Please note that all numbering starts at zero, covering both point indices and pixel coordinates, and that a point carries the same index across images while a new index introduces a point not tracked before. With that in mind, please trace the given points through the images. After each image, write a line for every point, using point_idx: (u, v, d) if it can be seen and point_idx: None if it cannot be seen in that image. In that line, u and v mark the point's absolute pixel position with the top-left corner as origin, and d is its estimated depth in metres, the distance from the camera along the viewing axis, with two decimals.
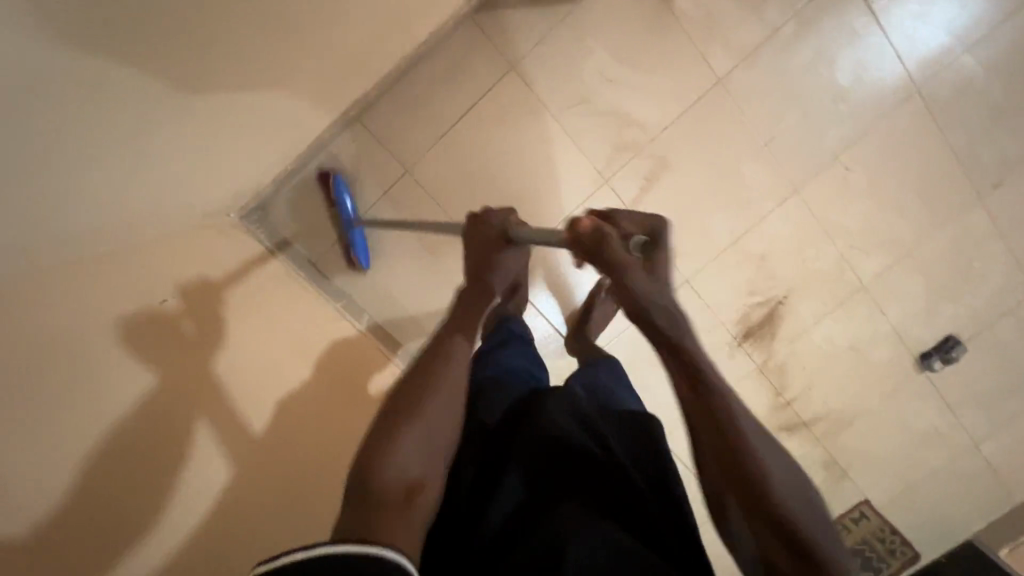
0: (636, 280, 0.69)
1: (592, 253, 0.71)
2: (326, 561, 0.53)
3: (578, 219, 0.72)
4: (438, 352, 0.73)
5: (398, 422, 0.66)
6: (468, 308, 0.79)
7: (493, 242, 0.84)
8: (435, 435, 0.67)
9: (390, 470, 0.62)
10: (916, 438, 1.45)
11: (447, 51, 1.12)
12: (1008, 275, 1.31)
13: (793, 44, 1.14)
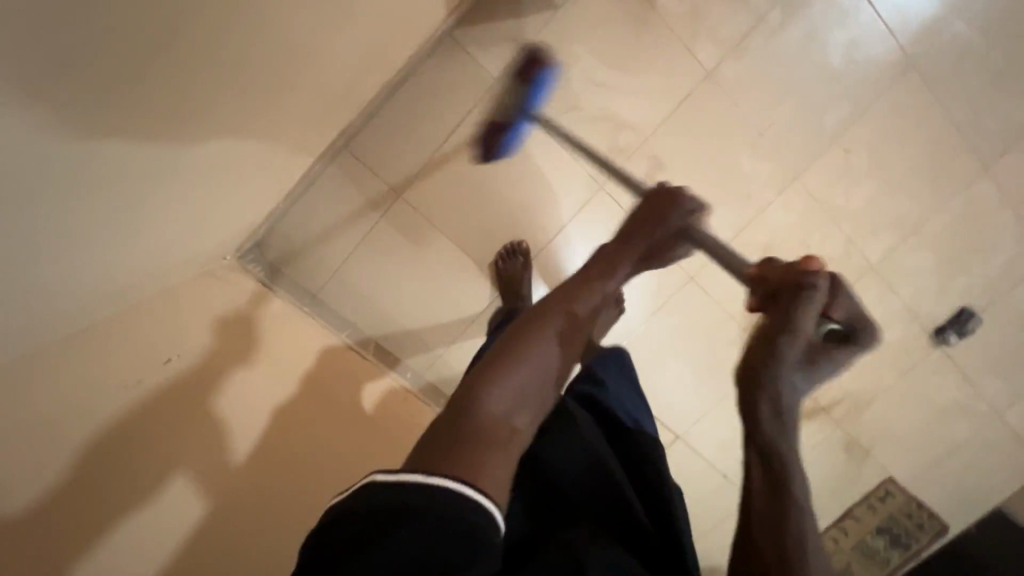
0: (798, 346, 0.52)
1: (785, 293, 0.56)
2: (436, 502, 0.43)
3: (811, 260, 0.58)
4: (567, 307, 0.58)
5: (504, 355, 0.53)
6: (608, 257, 0.64)
7: (668, 234, 0.67)
8: (541, 386, 0.53)
9: (493, 409, 0.49)
10: (937, 413, 1.44)
11: (429, 70, 1.10)
12: (1019, 241, 1.28)
13: (780, 30, 1.11)
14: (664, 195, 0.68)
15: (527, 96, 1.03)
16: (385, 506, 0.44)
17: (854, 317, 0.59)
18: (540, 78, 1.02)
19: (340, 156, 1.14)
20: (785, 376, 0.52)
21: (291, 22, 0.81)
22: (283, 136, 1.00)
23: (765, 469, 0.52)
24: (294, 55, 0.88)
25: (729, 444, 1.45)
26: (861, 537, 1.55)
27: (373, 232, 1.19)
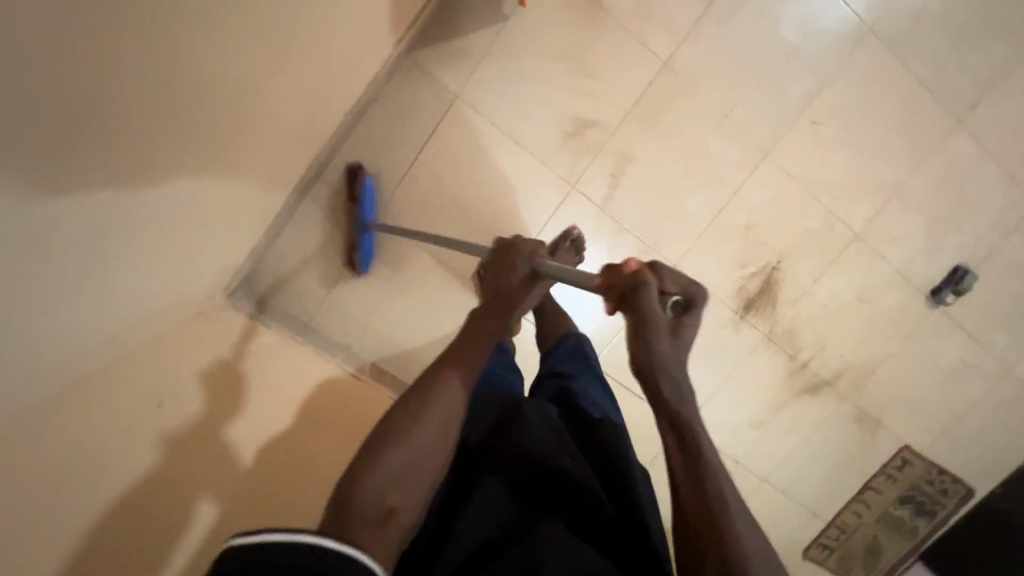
0: (663, 343, 0.54)
1: (623, 299, 0.57)
2: (298, 556, 0.42)
3: (625, 262, 0.59)
4: (447, 368, 0.58)
5: (385, 422, 0.54)
6: (484, 316, 0.65)
7: (519, 279, 0.70)
8: (422, 449, 0.52)
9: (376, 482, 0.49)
10: (945, 375, 1.41)
11: (390, 94, 1.12)
12: (1004, 193, 1.26)
13: (731, 13, 1.12)
14: (507, 248, 0.74)
15: (358, 214, 1.14)
16: (250, 564, 0.42)
17: (691, 287, 0.58)
18: (364, 195, 1.13)
19: (316, 183, 1.15)
20: (658, 363, 0.54)
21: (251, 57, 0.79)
22: (237, 167, 0.93)
23: (680, 448, 0.51)
24: (266, 85, 0.87)
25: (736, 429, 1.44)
26: (883, 508, 1.53)
27: (357, 257, 1.23)
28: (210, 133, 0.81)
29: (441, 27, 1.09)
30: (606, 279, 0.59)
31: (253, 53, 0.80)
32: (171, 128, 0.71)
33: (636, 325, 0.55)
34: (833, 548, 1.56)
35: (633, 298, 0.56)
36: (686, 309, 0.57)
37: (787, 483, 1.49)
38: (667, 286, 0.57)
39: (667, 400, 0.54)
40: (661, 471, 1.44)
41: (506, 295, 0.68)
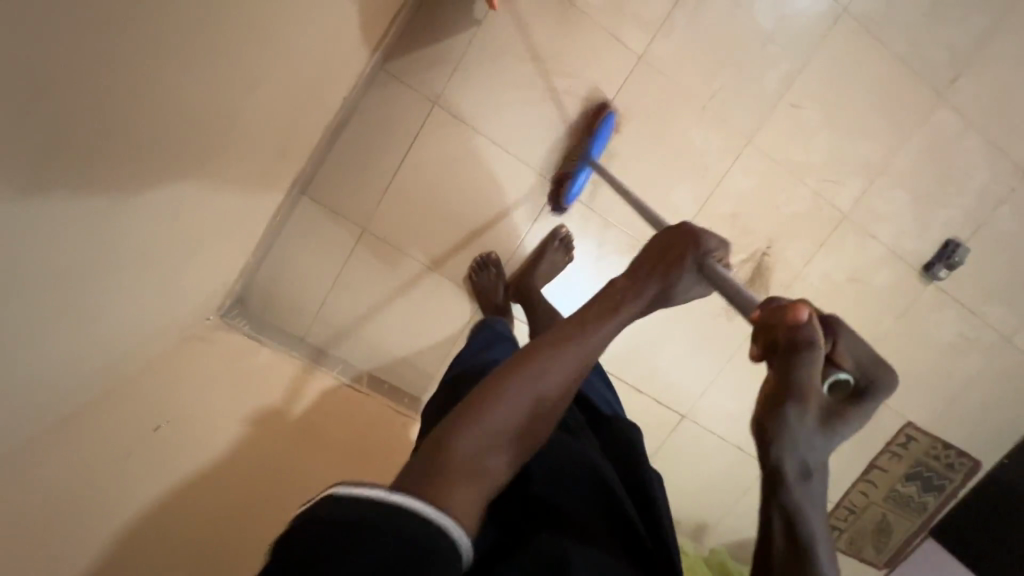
0: (810, 419, 0.44)
1: (785, 349, 0.45)
2: (393, 516, 0.42)
3: (797, 301, 0.46)
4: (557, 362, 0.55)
5: (483, 406, 0.52)
6: (597, 316, 0.58)
7: (682, 271, 0.60)
8: (522, 435, 0.52)
9: (467, 451, 0.49)
10: (944, 349, 1.41)
11: (368, 106, 1.12)
12: (990, 164, 1.26)
13: (703, 2, 1.11)
14: (675, 236, 0.62)
15: (587, 149, 1.12)
16: (347, 519, 0.41)
17: (869, 366, 0.47)
18: (601, 130, 1.12)
19: (305, 198, 1.17)
20: (792, 440, 0.45)
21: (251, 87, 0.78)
22: (225, 159, 0.84)
23: (783, 517, 0.45)
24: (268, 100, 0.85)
25: (737, 416, 1.44)
26: (891, 487, 1.53)
27: (348, 270, 1.23)
28: (205, 124, 0.72)
29: (416, 35, 1.09)
30: (766, 317, 0.47)
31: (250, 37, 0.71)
32: (162, 120, 0.62)
33: (782, 387, 0.45)
34: (843, 529, 1.56)
35: (795, 358, 0.45)
36: (856, 391, 0.47)
37: None
38: (840, 353, 0.47)
39: (794, 462, 0.45)
40: (665, 462, 1.44)
41: (654, 285, 0.60)
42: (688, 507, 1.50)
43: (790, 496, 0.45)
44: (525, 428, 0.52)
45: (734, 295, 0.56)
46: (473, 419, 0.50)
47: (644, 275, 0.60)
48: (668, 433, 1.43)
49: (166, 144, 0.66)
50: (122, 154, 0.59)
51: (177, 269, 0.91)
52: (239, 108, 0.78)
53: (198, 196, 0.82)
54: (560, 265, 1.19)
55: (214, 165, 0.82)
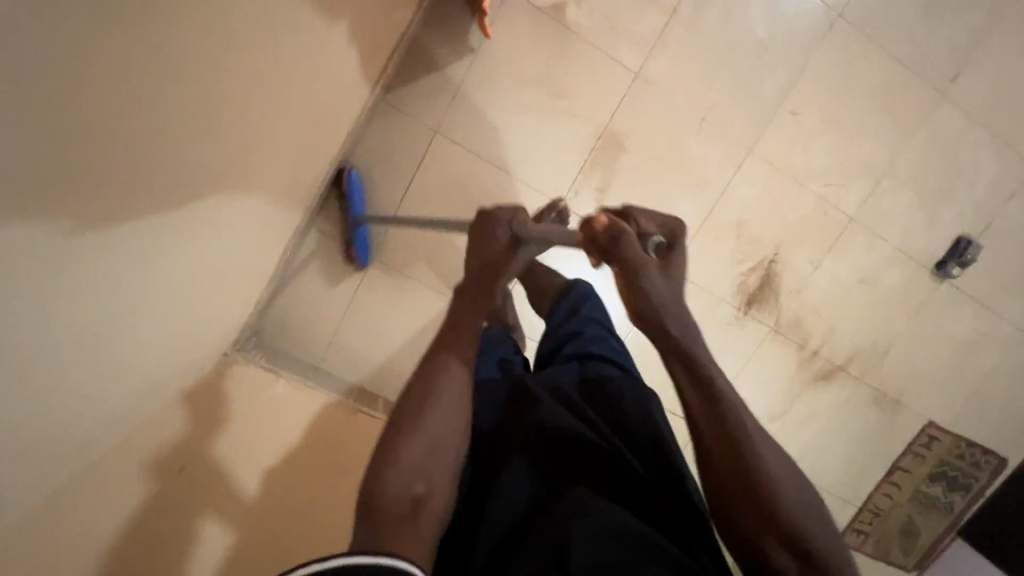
0: (657, 280, 0.54)
1: (610, 247, 0.55)
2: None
3: (597, 214, 0.57)
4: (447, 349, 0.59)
5: (396, 431, 0.53)
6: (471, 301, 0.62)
7: (503, 245, 0.64)
8: (442, 439, 0.53)
9: (393, 487, 0.49)
10: (962, 347, 1.39)
11: (371, 138, 1.14)
12: (998, 160, 1.25)
13: (696, 17, 1.12)
14: (481, 223, 0.65)
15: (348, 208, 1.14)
16: None
17: (667, 224, 0.59)
18: (350, 188, 1.13)
19: (314, 230, 1.19)
20: (658, 310, 0.54)
21: (254, 75, 0.73)
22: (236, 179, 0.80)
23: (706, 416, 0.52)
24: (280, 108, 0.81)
25: None
26: (915, 487, 1.51)
27: (359, 298, 1.25)
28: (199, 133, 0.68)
29: (417, 66, 1.11)
30: (583, 232, 0.57)
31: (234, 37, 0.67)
32: (139, 118, 0.58)
33: (626, 273, 0.54)
34: (869, 532, 1.54)
35: (615, 244, 0.55)
36: (668, 243, 0.58)
37: (813, 471, 1.47)
38: (641, 225, 0.59)
39: (676, 350, 0.54)
40: None
41: (491, 263, 0.64)
42: None
43: (710, 382, 0.53)
44: (448, 407, 0.55)
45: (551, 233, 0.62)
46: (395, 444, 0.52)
47: (475, 254, 0.64)
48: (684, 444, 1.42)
49: (150, 150, 0.62)
50: (93, 152, 0.54)
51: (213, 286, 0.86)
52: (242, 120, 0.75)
53: (209, 220, 0.77)
54: None
55: (223, 183, 0.77)
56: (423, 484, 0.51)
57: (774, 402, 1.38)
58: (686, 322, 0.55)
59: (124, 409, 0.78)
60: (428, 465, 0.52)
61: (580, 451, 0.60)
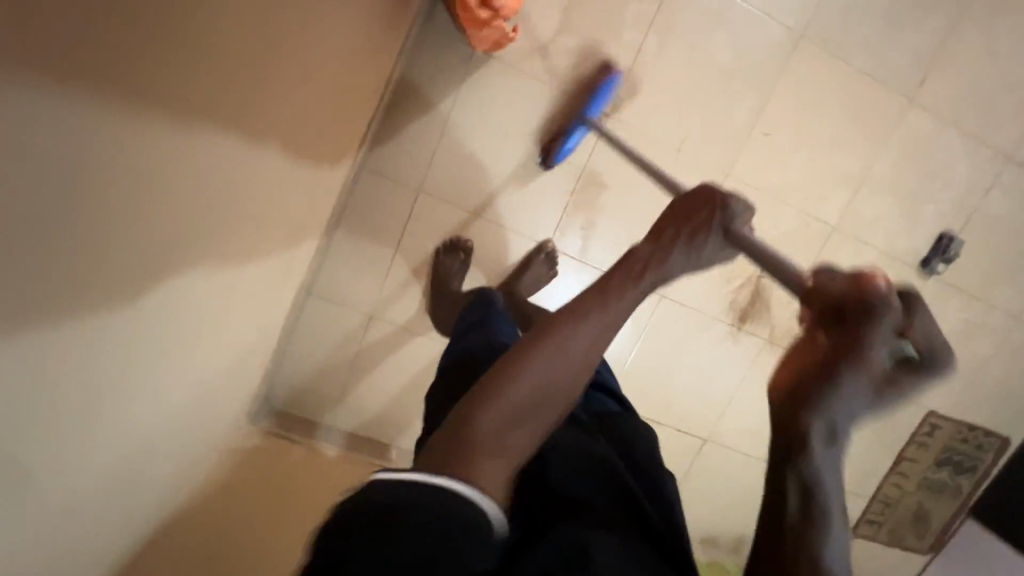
0: (863, 388, 0.47)
1: (853, 313, 0.46)
2: (429, 495, 0.44)
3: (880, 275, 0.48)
4: (575, 337, 0.54)
5: (511, 370, 0.52)
6: (628, 269, 0.57)
7: (701, 229, 0.58)
8: (542, 404, 0.52)
9: (493, 422, 0.50)
10: (955, 337, 1.42)
11: (356, 204, 1.16)
12: (971, 154, 1.27)
13: (662, 52, 1.14)
14: (704, 198, 0.59)
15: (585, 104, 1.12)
16: (381, 504, 0.43)
17: (936, 347, 0.49)
18: (603, 88, 1.11)
19: (309, 299, 1.21)
20: (832, 391, 0.47)
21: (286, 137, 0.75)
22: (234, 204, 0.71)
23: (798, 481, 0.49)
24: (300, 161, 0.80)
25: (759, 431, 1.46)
26: (922, 475, 1.54)
27: (360, 359, 1.26)
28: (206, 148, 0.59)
29: (394, 131, 1.14)
30: (823, 280, 0.50)
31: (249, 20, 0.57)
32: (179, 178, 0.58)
33: (835, 351, 0.47)
34: (881, 521, 1.58)
35: (863, 323, 0.46)
36: (917, 363, 0.48)
37: None
38: (909, 326, 0.47)
39: (827, 420, 0.48)
40: (695, 485, 1.47)
41: (673, 246, 0.58)
42: (724, 523, 1.52)
43: (813, 463, 0.49)
44: (558, 385, 0.53)
45: (776, 266, 0.55)
46: (502, 389, 0.51)
47: (673, 226, 0.59)
48: (692, 458, 1.45)
49: (147, 193, 0.54)
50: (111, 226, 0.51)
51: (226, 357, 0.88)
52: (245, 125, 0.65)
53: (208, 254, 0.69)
54: (543, 277, 1.20)
55: (220, 215, 0.68)
56: (511, 435, 0.50)
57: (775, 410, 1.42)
58: (858, 411, 0.48)
59: (156, 500, 0.80)
60: (525, 420, 0.52)
61: (603, 476, 0.61)
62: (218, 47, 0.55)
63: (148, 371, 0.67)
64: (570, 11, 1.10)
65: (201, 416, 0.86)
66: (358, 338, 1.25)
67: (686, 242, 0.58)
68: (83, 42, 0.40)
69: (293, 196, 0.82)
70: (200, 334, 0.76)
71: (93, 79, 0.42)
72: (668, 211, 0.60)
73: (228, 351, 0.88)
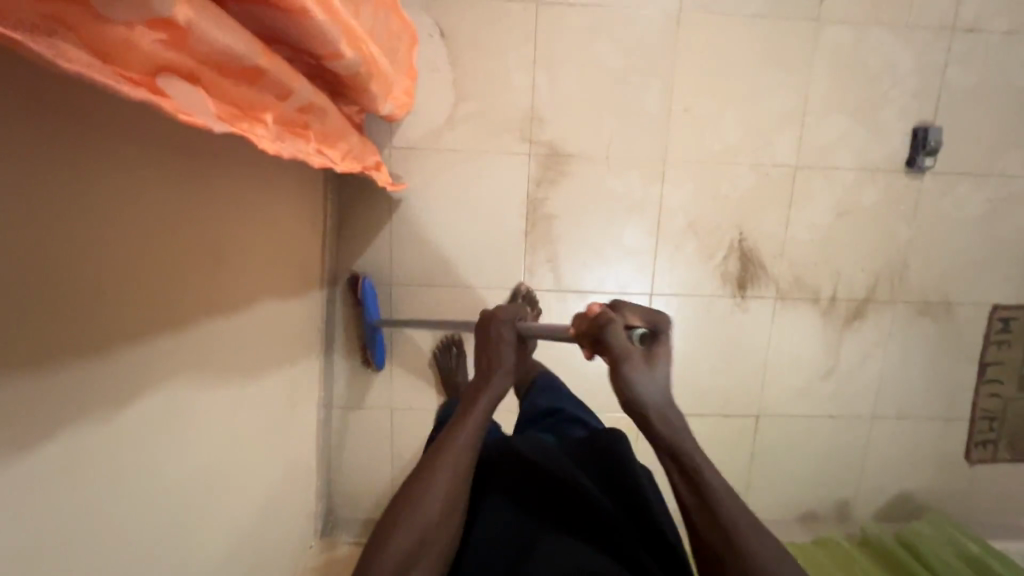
0: (638, 370, 0.64)
1: (593, 338, 0.69)
2: None
3: (589, 306, 0.73)
4: (456, 444, 0.64)
5: (406, 496, 0.60)
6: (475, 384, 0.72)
7: (506, 339, 0.76)
8: (440, 508, 0.59)
9: (397, 547, 0.56)
10: (985, 220, 1.29)
11: (343, 316, 1.28)
12: (908, 41, 1.20)
13: (554, 81, 1.19)
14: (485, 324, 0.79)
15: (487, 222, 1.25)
16: None
17: (651, 319, 0.70)
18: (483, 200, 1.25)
19: (335, 412, 1.32)
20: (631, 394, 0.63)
21: (230, 252, 0.81)
22: (96, 350, 0.54)
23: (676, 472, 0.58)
24: (245, 271, 0.88)
25: (812, 390, 1.37)
26: (1019, 374, 1.38)
27: (395, 450, 1.33)
28: (77, 202, 0.49)
29: (350, 243, 1.25)
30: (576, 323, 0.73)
31: (80, 109, 0.48)
32: (162, 306, 0.65)
33: (610, 358, 0.66)
34: (995, 439, 1.41)
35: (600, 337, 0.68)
36: (651, 337, 0.69)
37: (897, 406, 1.38)
38: (626, 317, 0.69)
39: (641, 404, 0.62)
40: (765, 462, 1.40)
41: (489, 361, 0.74)
42: (815, 492, 1.43)
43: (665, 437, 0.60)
44: (446, 484, 0.61)
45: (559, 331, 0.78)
46: (398, 517, 0.58)
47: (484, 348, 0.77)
48: (751, 439, 1.39)
49: (140, 328, 0.60)
50: (122, 373, 0.58)
51: (257, 487, 0.97)
52: (91, 242, 0.51)
53: (130, 359, 0.59)
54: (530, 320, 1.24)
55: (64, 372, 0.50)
56: (427, 551, 0.57)
57: (815, 359, 1.35)
58: (644, 398, 0.62)
59: None
60: (433, 530, 0.58)
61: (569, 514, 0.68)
62: (150, 174, 0.60)
63: (188, 529, 0.73)
64: (458, 83, 1.19)
65: (254, 553, 0.96)
66: (387, 434, 1.33)
67: (498, 354, 0.75)
68: (37, 215, 0.45)
69: (255, 302, 0.92)
70: (204, 502, 0.77)
71: (61, 247, 0.48)
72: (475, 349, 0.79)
73: (255, 483, 0.96)
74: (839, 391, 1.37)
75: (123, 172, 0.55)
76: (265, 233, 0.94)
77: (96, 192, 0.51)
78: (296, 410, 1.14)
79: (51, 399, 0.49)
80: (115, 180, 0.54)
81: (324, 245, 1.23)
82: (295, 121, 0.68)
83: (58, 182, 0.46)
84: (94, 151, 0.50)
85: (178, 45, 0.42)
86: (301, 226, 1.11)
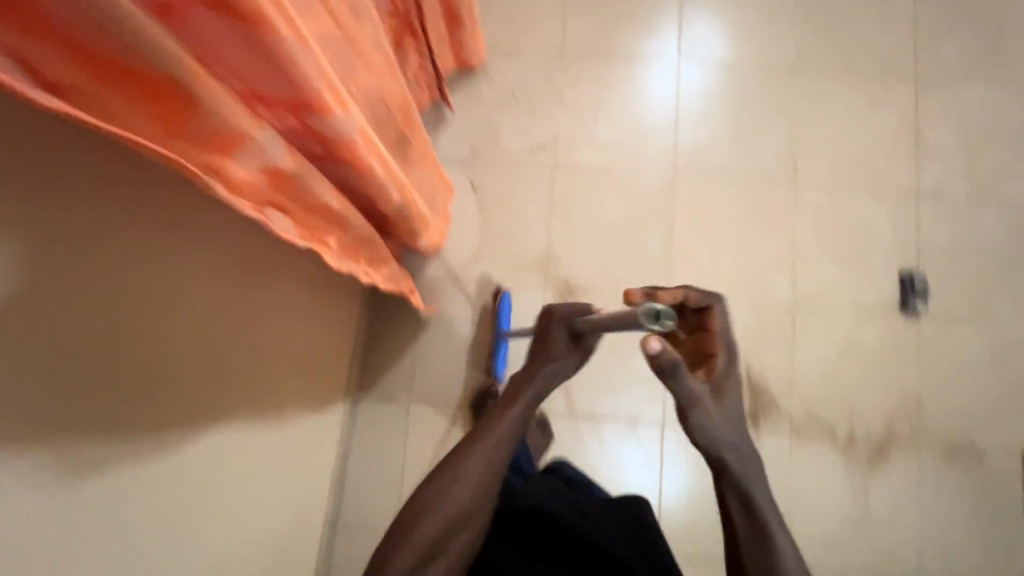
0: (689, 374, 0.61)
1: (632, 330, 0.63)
2: None
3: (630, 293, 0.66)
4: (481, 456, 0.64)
5: (419, 504, 0.62)
6: (518, 380, 0.69)
7: (560, 344, 0.70)
8: (450, 521, 0.62)
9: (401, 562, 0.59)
10: (991, 363, 1.31)
11: (361, 431, 1.32)
12: (879, 203, 1.37)
13: (568, 227, 1.38)
14: (544, 317, 0.72)
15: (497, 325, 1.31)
16: None
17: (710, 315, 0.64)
18: (501, 308, 1.32)
19: (338, 534, 1.28)
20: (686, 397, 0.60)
21: (271, 354, 0.91)
22: (144, 422, 0.61)
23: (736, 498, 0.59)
24: (280, 375, 0.96)
25: (845, 540, 1.27)
26: None
27: None
28: (165, 293, 0.61)
29: (377, 360, 1.35)
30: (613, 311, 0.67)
31: (186, 224, 0.62)
32: (204, 390, 0.73)
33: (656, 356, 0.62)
34: None
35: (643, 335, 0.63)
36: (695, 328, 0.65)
37: (943, 564, 1.26)
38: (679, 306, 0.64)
39: (694, 411, 0.60)
40: None
41: (538, 363, 0.70)
42: None
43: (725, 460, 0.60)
44: (461, 497, 0.63)
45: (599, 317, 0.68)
46: (408, 529, 0.61)
47: (534, 353, 0.71)
48: None
49: (180, 411, 0.68)
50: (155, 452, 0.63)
51: None
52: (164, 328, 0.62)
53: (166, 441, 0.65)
54: (537, 443, 1.22)
55: (138, 431, 0.60)
56: (435, 559, 0.62)
57: (842, 502, 1.28)
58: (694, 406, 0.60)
59: None
60: (442, 543, 0.62)
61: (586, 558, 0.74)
62: (223, 276, 0.72)
63: None
64: (485, 226, 1.38)
65: None
66: None
67: (545, 362, 0.70)
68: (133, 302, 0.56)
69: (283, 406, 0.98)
70: None
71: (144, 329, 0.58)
72: (534, 339, 0.72)
73: None
74: (874, 543, 1.27)
75: (204, 274, 0.68)
76: (304, 342, 1.05)
77: (181, 280, 0.63)
78: (301, 527, 1.12)
79: (124, 454, 0.58)
80: (196, 279, 0.66)
81: (353, 361, 1.31)
82: (352, 247, 0.83)
83: (156, 277, 0.59)
84: (188, 256, 0.64)
85: (277, 185, 0.58)
86: (336, 340, 1.21)
